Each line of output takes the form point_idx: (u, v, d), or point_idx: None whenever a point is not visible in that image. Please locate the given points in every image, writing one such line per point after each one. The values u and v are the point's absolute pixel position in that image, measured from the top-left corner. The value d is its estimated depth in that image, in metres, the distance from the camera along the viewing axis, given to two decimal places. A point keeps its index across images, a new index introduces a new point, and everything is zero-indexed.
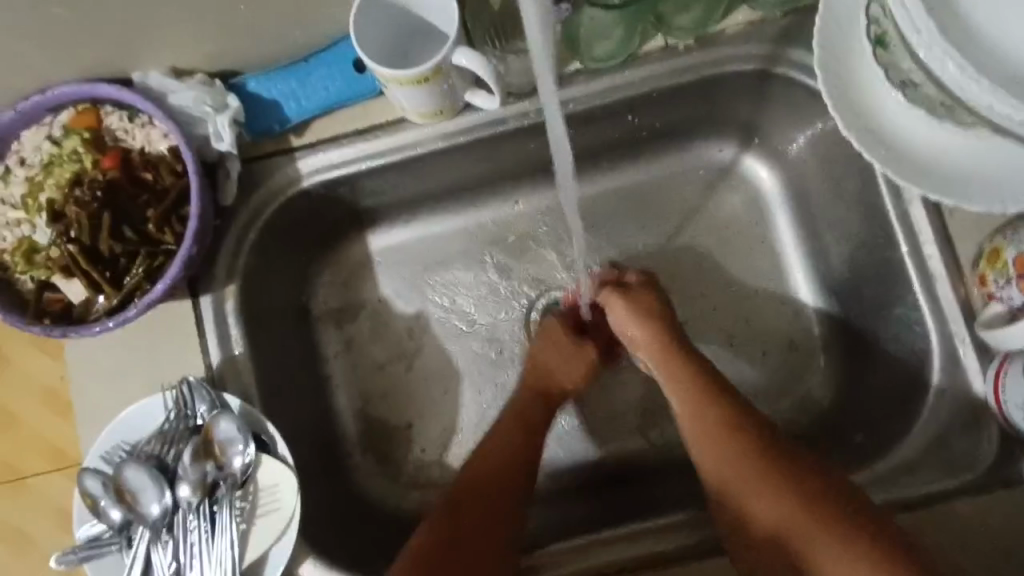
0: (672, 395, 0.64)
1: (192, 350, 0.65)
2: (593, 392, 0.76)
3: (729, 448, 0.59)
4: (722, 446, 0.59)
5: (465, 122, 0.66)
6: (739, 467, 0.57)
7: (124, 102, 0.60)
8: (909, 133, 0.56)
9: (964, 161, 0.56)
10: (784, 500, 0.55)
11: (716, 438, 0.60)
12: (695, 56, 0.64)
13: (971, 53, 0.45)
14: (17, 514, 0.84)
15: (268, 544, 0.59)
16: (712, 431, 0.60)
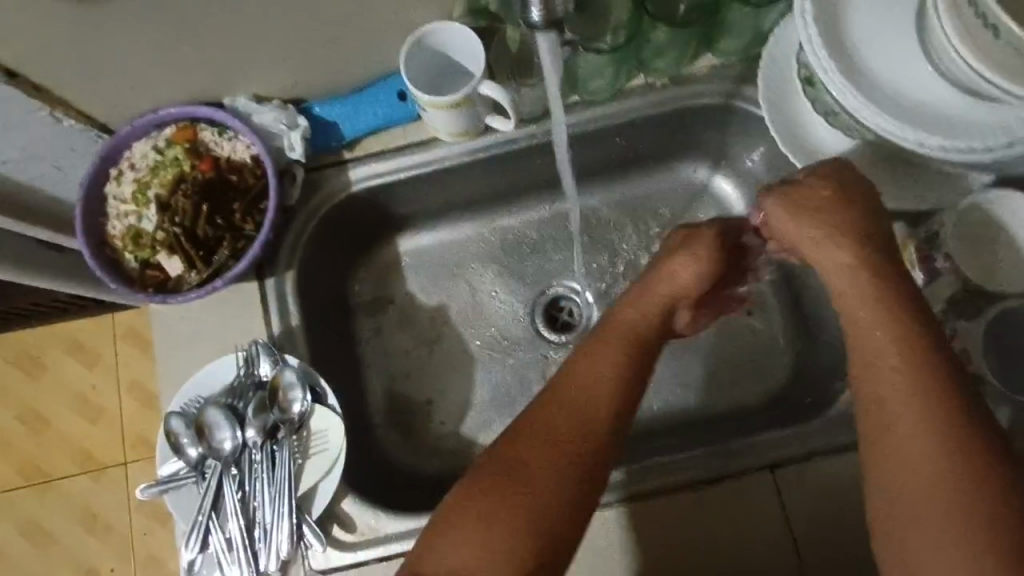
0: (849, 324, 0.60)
1: (257, 321, 0.79)
2: None
3: (912, 384, 0.56)
4: (900, 362, 0.57)
5: (485, 141, 0.82)
6: (900, 401, 0.56)
7: (216, 120, 0.76)
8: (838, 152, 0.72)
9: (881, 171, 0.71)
10: (919, 443, 0.54)
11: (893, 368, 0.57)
12: (669, 92, 0.81)
13: (865, 87, 0.60)
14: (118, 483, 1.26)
15: (318, 477, 0.72)
16: (886, 378, 0.57)
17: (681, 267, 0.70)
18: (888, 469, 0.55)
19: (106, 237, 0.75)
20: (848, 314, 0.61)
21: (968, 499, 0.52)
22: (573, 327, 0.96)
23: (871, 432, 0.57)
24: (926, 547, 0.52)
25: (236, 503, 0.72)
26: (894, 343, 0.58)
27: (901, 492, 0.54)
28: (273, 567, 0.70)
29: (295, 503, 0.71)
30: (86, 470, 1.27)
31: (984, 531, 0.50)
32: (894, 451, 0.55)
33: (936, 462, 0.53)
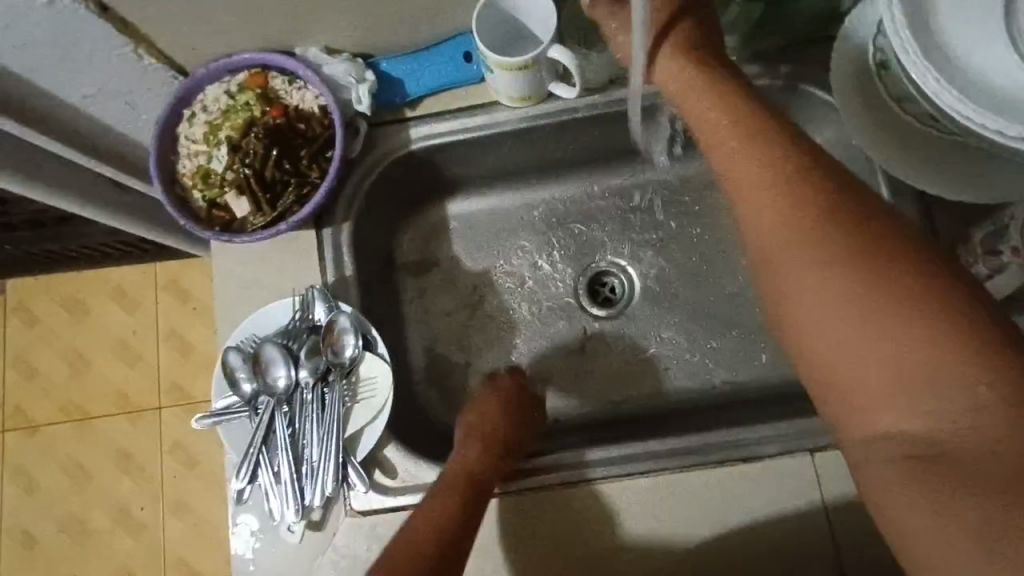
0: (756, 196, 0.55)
1: (314, 269, 0.81)
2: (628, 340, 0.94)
3: (834, 259, 0.51)
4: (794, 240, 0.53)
5: (546, 108, 0.83)
6: (826, 268, 0.51)
7: (287, 69, 0.78)
8: (904, 139, 0.71)
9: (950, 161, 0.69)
10: (867, 329, 0.48)
11: (807, 238, 0.52)
12: None
13: (947, 71, 0.59)
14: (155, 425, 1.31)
15: (367, 421, 0.75)
16: (778, 228, 0.53)
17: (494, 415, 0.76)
18: (812, 324, 0.51)
19: (176, 175, 0.78)
20: (753, 209, 0.56)
21: (909, 321, 0.47)
22: (614, 302, 0.97)
23: (781, 298, 0.54)
24: (882, 382, 0.47)
25: (286, 438, 0.74)
26: (801, 223, 0.52)
27: (840, 332, 0.49)
28: (317, 503, 0.73)
29: (342, 444, 0.74)
30: (124, 412, 1.32)
31: (954, 337, 0.46)
32: (819, 292, 0.51)
33: (849, 288, 0.49)
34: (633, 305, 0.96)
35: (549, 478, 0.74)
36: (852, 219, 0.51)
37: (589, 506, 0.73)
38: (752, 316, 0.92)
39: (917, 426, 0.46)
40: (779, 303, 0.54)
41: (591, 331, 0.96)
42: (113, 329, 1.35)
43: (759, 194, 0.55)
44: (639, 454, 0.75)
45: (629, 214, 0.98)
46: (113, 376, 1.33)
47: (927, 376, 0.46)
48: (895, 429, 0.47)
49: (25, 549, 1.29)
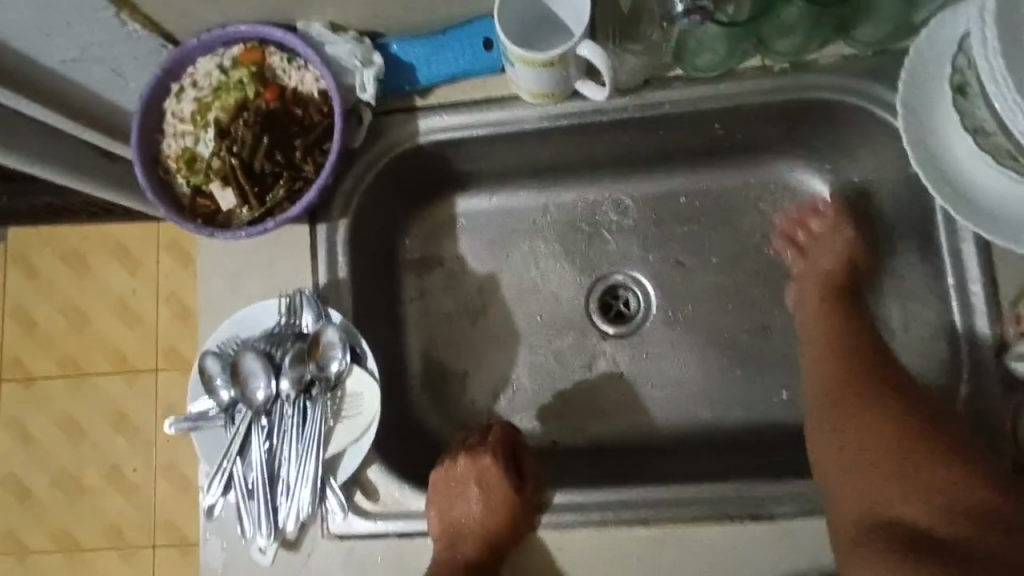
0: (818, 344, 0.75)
1: (305, 268, 0.75)
2: (641, 360, 0.88)
3: (876, 411, 0.66)
4: (852, 393, 0.68)
5: (569, 108, 0.75)
6: (884, 428, 0.65)
7: (287, 46, 0.70)
8: (976, 177, 0.62)
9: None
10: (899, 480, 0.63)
11: (881, 399, 0.67)
12: (786, 79, 0.71)
13: None
14: (143, 396, 1.27)
15: (349, 441, 0.69)
16: (832, 375, 0.71)
17: (467, 505, 0.71)
18: (857, 441, 0.65)
19: (159, 157, 0.71)
20: (832, 355, 0.73)
21: (951, 468, 0.62)
22: (628, 318, 0.89)
23: (860, 429, 0.66)
24: (897, 491, 0.62)
25: (262, 454, 0.69)
26: (839, 364, 0.71)
27: (893, 455, 0.64)
28: (291, 525, 0.68)
29: (321, 464, 0.68)
30: (118, 370, 1.28)
31: (973, 487, 0.61)
32: (876, 416, 0.66)
33: (898, 425, 0.65)
34: (647, 325, 0.88)
35: (540, 519, 0.69)
36: (858, 356, 0.71)
37: (583, 552, 0.68)
38: (777, 346, 0.85)
39: (926, 521, 0.61)
40: (830, 413, 0.69)
41: (601, 349, 0.89)
42: (107, 295, 1.30)
43: (823, 354, 0.73)
44: (642, 500, 0.69)
45: (652, 224, 0.90)
46: (104, 342, 1.29)
47: (943, 491, 0.61)
48: (906, 518, 0.62)
49: (18, 501, 1.26)
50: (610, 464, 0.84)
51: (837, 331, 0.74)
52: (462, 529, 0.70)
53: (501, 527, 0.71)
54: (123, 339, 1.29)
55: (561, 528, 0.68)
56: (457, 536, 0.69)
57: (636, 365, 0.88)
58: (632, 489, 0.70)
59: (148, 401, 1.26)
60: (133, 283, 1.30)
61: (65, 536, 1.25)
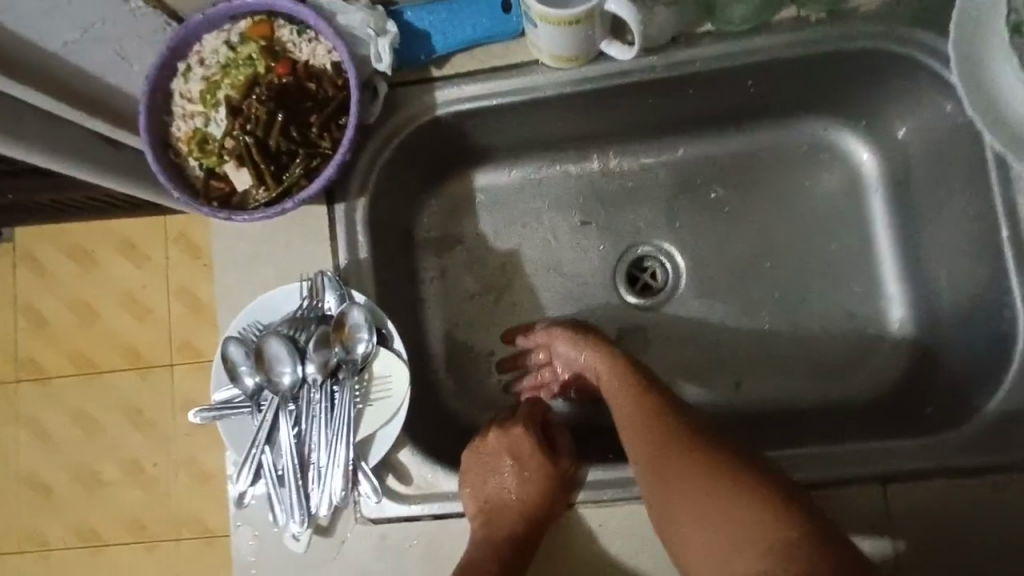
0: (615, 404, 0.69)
1: (325, 250, 0.72)
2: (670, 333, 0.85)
3: (677, 461, 0.60)
4: (662, 448, 0.62)
5: (595, 71, 0.71)
6: (679, 477, 0.59)
7: (296, 17, 0.67)
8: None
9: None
10: (720, 534, 0.55)
11: (658, 439, 0.63)
12: (822, 31, 0.68)
13: None
14: (161, 390, 1.25)
15: (381, 425, 0.67)
16: (635, 426, 0.65)
17: (502, 480, 0.68)
18: (672, 485, 0.59)
19: (169, 139, 0.68)
20: (625, 407, 0.68)
21: (744, 498, 0.55)
22: (654, 290, 0.87)
23: (659, 482, 0.60)
24: (740, 532, 0.54)
25: (292, 440, 0.67)
26: (637, 407, 0.67)
27: (694, 501, 0.57)
28: (324, 511, 0.66)
29: (353, 450, 0.66)
30: (132, 367, 1.26)
31: (755, 516, 0.54)
32: (676, 462, 0.60)
33: (677, 466, 0.59)
34: (676, 295, 0.86)
35: (577, 496, 0.67)
36: (641, 391, 0.68)
37: (625, 529, 0.65)
38: (813, 313, 0.82)
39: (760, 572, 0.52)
40: (650, 462, 0.62)
41: (628, 322, 0.86)
42: (119, 290, 1.28)
43: (619, 409, 0.69)
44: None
45: (677, 192, 0.87)
46: (117, 338, 1.27)
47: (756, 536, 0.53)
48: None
49: (39, 495, 1.25)
50: None
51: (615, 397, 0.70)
52: (496, 503, 0.67)
53: (539, 499, 0.67)
54: (138, 334, 1.27)
55: (600, 506, 0.66)
56: (493, 510, 0.67)
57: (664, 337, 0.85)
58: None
59: (165, 396, 1.25)
60: (145, 277, 1.27)
61: (87, 531, 1.24)
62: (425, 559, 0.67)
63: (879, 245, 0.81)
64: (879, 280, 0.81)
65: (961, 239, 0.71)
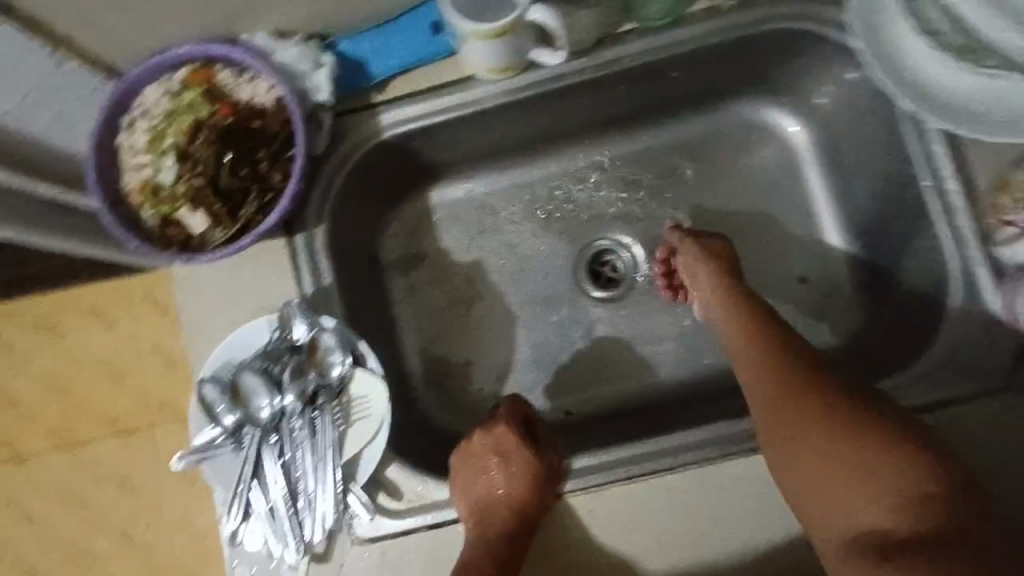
0: (747, 357, 0.70)
1: (290, 281, 0.74)
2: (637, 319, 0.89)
3: (824, 420, 0.62)
4: (805, 411, 0.63)
5: (529, 78, 0.75)
6: (812, 430, 0.62)
7: (234, 60, 0.69)
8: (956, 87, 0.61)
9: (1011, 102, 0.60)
10: (847, 482, 0.60)
11: (799, 406, 0.64)
12: (734, 17, 0.72)
13: None
14: (143, 453, 1.23)
15: (364, 444, 0.68)
16: (761, 389, 0.67)
17: (491, 479, 0.70)
18: (801, 457, 0.62)
19: (121, 193, 0.69)
20: (756, 369, 0.68)
21: (887, 451, 0.59)
22: (617, 281, 0.91)
23: (797, 447, 0.62)
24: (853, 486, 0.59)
25: (278, 471, 0.68)
26: (762, 365, 0.68)
27: (840, 460, 0.60)
28: (318, 537, 0.67)
29: (339, 472, 0.67)
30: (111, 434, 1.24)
31: (897, 468, 0.59)
32: (817, 421, 0.62)
33: (823, 425, 0.62)
34: (638, 283, 0.90)
35: (565, 487, 0.69)
36: (784, 358, 0.67)
37: (615, 510, 0.67)
38: (769, 282, 0.86)
39: (884, 522, 0.58)
40: (774, 421, 0.64)
41: (597, 314, 0.90)
42: (88, 358, 1.26)
43: (749, 370, 0.69)
44: (664, 449, 0.69)
45: (626, 185, 0.90)
46: (92, 407, 1.24)
47: (893, 487, 0.58)
48: (869, 524, 0.58)
49: None
50: (626, 421, 0.85)
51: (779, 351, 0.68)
52: (489, 499, 0.68)
53: (528, 491, 0.68)
54: (113, 400, 1.24)
55: (588, 492, 0.68)
56: (485, 508, 0.68)
57: (632, 324, 0.89)
58: (652, 440, 0.70)
59: (149, 459, 1.22)
60: (115, 342, 1.26)
61: None
62: (425, 570, 0.68)
63: (820, 209, 0.85)
64: (825, 243, 0.85)
65: (890, 194, 0.75)
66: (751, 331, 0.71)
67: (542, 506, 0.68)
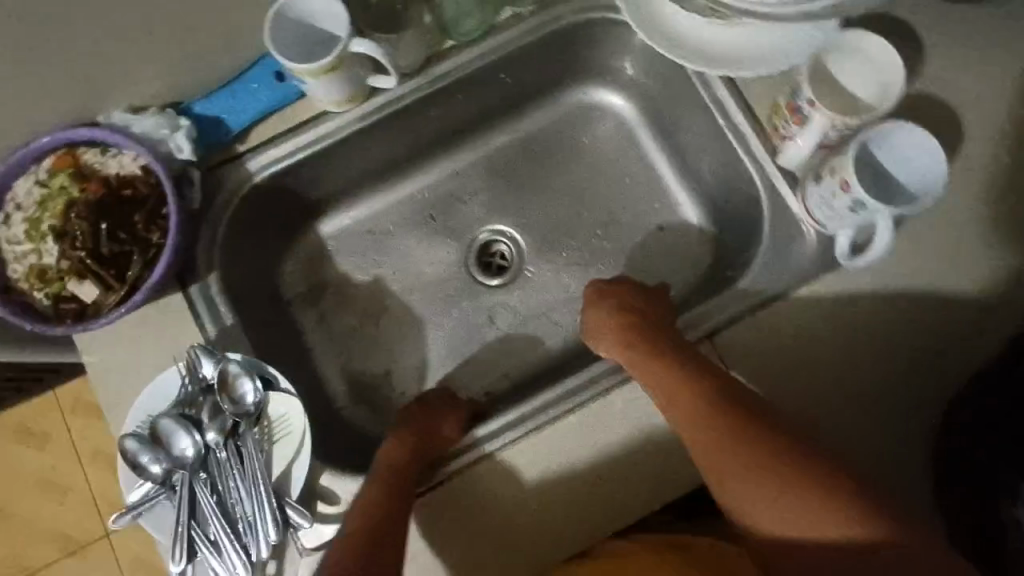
0: (681, 406, 0.68)
1: (191, 330, 0.78)
2: (530, 296, 0.98)
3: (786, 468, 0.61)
4: (749, 455, 0.62)
5: (375, 104, 0.83)
6: (772, 478, 0.61)
7: (95, 140, 0.75)
8: (720, 37, 0.72)
9: (759, 40, 0.72)
10: (815, 522, 0.58)
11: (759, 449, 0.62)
12: (536, 18, 0.84)
13: None
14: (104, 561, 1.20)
15: (292, 455, 0.73)
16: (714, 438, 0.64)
17: (426, 415, 0.79)
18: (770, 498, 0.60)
19: (10, 284, 0.73)
20: (699, 416, 0.66)
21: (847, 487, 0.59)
22: (506, 267, 0.99)
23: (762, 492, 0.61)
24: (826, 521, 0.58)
25: (213, 505, 0.72)
26: (702, 413, 0.66)
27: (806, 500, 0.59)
28: (265, 554, 0.71)
29: (272, 489, 0.71)
30: (66, 551, 1.21)
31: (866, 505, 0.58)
32: (779, 470, 0.61)
33: (788, 470, 0.60)
34: (525, 265, 0.99)
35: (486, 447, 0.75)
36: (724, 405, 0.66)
37: (529, 461, 0.74)
38: (635, 237, 0.97)
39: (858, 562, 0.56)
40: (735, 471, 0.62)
41: (494, 299, 0.98)
42: (26, 482, 1.22)
43: (694, 421, 0.66)
44: (563, 396, 0.76)
45: (493, 180, 1.01)
46: (40, 529, 1.21)
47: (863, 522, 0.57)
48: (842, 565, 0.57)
49: None
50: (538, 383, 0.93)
51: (697, 394, 0.68)
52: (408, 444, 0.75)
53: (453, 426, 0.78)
54: (60, 517, 1.21)
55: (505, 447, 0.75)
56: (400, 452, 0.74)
57: (527, 301, 0.98)
58: (551, 390, 0.77)
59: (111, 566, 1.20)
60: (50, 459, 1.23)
61: None
62: None
63: (659, 163, 0.97)
64: (671, 192, 0.97)
65: (702, 135, 0.88)
66: (682, 387, 0.68)
67: (456, 454, 0.75)
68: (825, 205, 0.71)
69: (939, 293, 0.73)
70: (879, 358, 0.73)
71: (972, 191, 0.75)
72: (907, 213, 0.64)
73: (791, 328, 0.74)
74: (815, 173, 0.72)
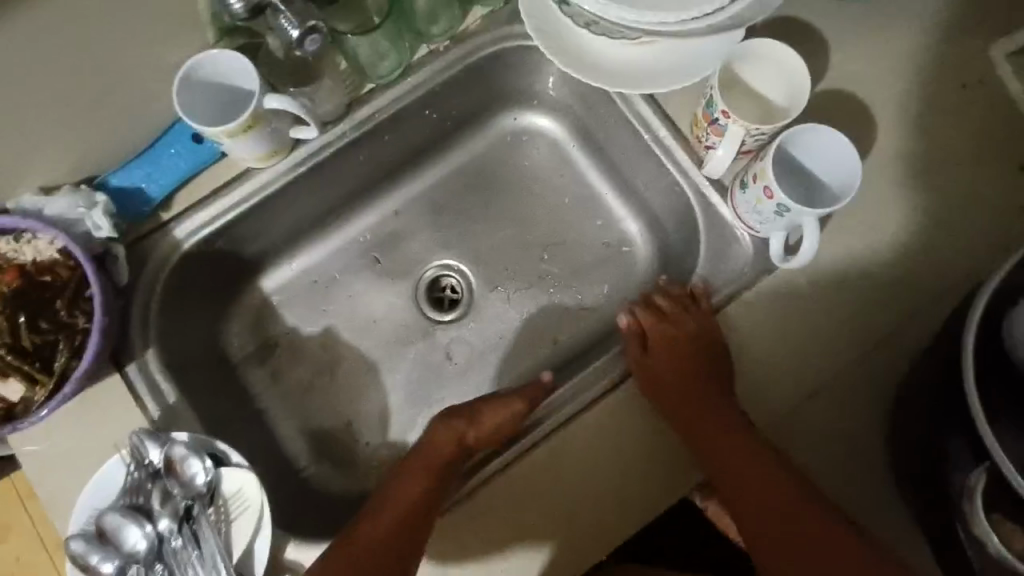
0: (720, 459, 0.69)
1: (132, 412, 0.74)
2: (484, 328, 0.97)
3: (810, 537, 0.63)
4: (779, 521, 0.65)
5: (300, 156, 0.82)
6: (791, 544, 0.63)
7: (7, 228, 0.71)
8: (630, 53, 0.74)
9: (667, 54, 0.74)
10: None
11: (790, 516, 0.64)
12: (454, 53, 0.84)
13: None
14: None
15: (250, 534, 0.70)
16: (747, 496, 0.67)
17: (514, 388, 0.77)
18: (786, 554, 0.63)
19: None
20: (736, 476, 0.68)
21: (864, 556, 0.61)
22: (457, 301, 0.98)
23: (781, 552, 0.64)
24: None
25: None
26: (740, 471, 0.68)
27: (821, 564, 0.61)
28: None
29: (232, 570, 0.69)
30: None
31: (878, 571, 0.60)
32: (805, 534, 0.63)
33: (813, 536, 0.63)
34: (475, 297, 0.98)
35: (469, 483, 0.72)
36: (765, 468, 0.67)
37: (509, 495, 0.72)
38: (580, 255, 0.97)
39: None
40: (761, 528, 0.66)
41: (449, 335, 0.97)
42: None
43: (731, 478, 0.68)
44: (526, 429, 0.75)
45: (434, 215, 1.00)
46: None
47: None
48: None
49: None
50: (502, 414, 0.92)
51: (732, 441, 0.69)
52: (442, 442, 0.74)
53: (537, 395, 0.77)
54: None
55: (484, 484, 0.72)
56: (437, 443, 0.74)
57: (482, 332, 0.97)
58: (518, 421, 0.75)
59: None
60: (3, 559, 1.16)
61: None
62: None
63: (595, 180, 0.98)
64: (609, 208, 0.98)
65: (630, 150, 0.89)
66: (726, 443, 0.69)
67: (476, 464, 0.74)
68: (755, 210, 0.72)
69: (874, 282, 0.76)
70: (826, 353, 0.74)
71: (887, 178, 0.78)
72: (828, 214, 0.66)
73: (738, 331, 0.75)
74: (740, 179, 0.73)
